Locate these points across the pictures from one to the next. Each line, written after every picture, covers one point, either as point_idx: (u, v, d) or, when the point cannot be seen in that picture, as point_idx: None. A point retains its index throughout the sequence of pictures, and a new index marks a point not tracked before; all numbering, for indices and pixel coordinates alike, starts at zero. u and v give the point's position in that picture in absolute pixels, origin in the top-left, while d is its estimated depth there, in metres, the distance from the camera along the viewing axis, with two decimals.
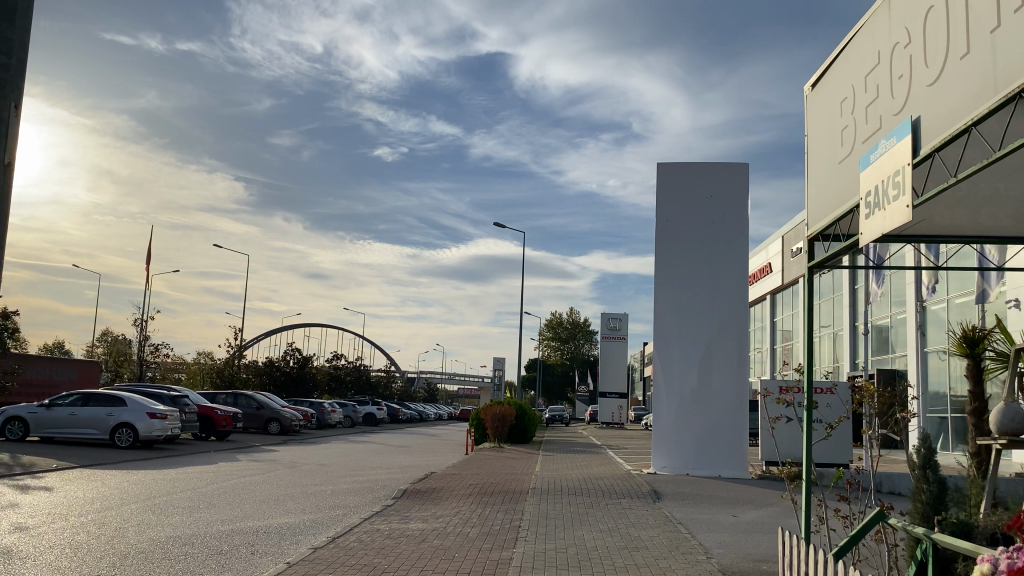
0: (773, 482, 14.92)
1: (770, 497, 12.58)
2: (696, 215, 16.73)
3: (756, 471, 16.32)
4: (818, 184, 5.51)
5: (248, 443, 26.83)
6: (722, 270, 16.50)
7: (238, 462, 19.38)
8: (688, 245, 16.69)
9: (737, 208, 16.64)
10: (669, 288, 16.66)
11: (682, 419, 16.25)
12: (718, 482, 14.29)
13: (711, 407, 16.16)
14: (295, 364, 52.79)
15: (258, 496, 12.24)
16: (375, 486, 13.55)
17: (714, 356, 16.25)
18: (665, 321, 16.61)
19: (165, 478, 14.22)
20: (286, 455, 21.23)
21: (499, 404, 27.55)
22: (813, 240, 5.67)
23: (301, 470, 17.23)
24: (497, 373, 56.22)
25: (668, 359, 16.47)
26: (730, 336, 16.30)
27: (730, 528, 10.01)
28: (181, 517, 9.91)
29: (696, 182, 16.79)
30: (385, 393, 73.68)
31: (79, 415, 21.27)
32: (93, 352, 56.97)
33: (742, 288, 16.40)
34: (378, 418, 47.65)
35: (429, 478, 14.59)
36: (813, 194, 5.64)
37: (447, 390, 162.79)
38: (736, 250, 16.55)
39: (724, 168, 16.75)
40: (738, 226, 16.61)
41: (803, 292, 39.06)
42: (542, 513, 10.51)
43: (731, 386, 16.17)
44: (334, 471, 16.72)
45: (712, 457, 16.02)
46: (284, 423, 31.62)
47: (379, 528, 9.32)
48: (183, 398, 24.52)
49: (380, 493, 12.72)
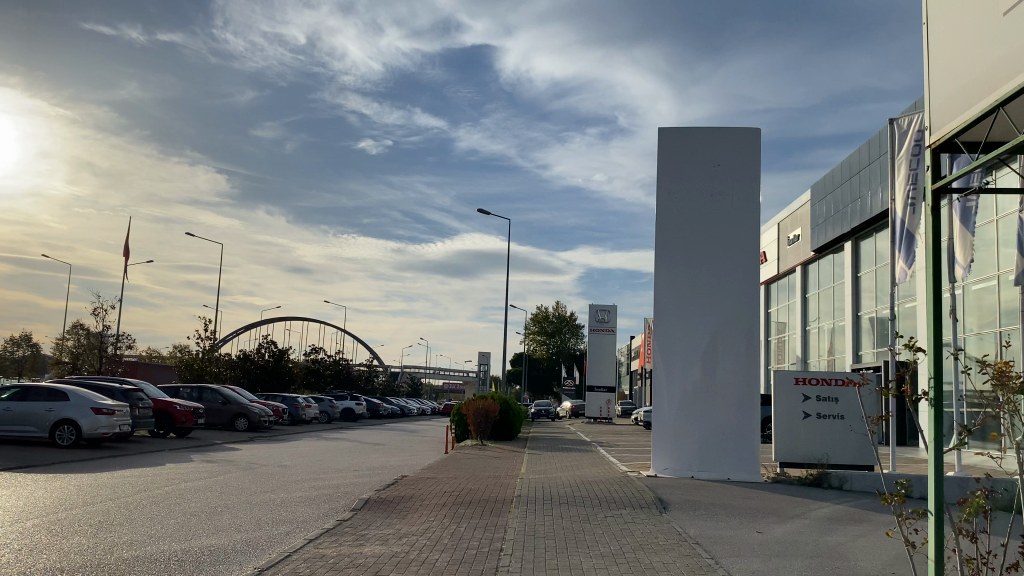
0: (788, 488, 13.16)
1: (794, 506, 10.89)
2: (701, 186, 14.89)
3: (768, 473, 14.50)
4: (979, 50, 4.90)
5: (210, 441, 24.84)
6: (730, 248, 14.71)
7: (190, 462, 17.42)
8: (693, 220, 14.87)
9: (747, 177, 14.83)
10: (672, 268, 14.86)
11: (686, 415, 14.47)
12: (731, 488, 12.53)
13: (717, 402, 14.37)
14: (271, 357, 50.90)
15: (193, 508, 10.33)
16: (333, 495, 11.61)
17: (721, 344, 14.48)
18: (665, 304, 14.80)
19: (92, 485, 12.23)
20: (246, 456, 19.24)
21: (482, 398, 25.71)
22: (948, 144, 5.20)
23: (258, 473, 15.34)
24: (482, 368, 54.40)
25: (669, 348, 14.67)
26: (740, 322, 14.52)
27: (757, 549, 8.21)
28: (83, 539, 8.01)
29: (703, 148, 14.97)
30: (367, 388, 71.70)
31: (15, 411, 19.28)
32: (61, 344, 54.74)
33: (752, 269, 14.64)
34: (357, 413, 45.75)
35: (399, 483, 12.69)
36: (938, 95, 5.37)
37: (432, 384, 160.76)
38: (747, 225, 14.75)
39: (732, 134, 14.94)
40: (748, 199, 14.79)
41: (800, 282, 37.45)
42: (529, 531, 8.67)
43: (740, 380, 14.36)
44: (294, 475, 14.78)
45: (720, 458, 14.22)
46: (252, 419, 29.66)
47: (324, 554, 7.42)
48: (138, 392, 22.44)
49: (339, 502, 10.88)
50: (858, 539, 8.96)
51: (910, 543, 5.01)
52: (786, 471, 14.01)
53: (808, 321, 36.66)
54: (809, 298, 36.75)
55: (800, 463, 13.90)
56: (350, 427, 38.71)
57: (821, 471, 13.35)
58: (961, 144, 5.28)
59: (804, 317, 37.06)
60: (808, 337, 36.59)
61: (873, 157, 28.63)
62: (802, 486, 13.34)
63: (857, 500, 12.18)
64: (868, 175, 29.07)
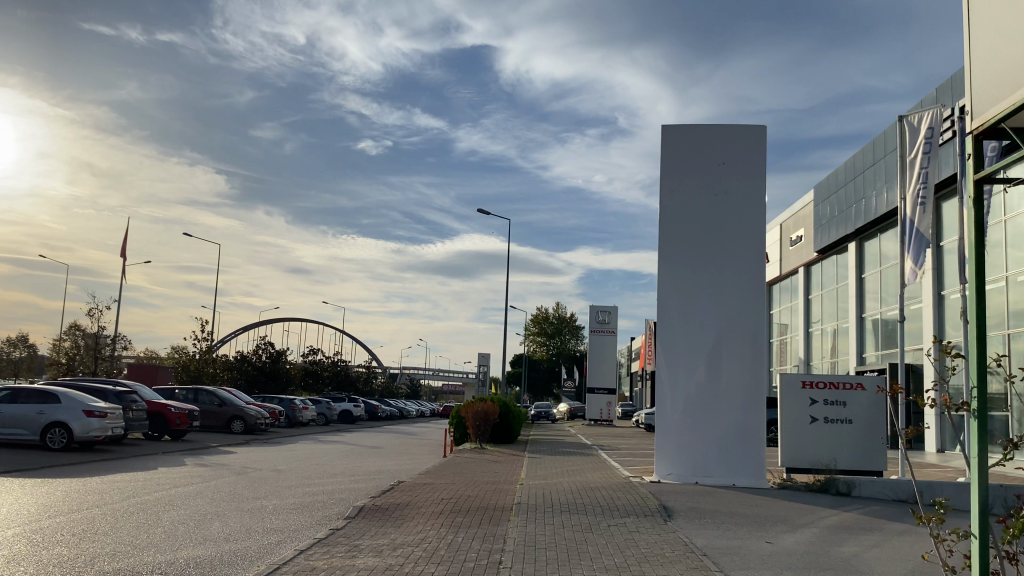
0: (795, 495, 12.81)
1: (803, 514, 10.54)
2: (705, 184, 14.55)
3: (773, 479, 14.15)
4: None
5: (205, 443, 24.48)
6: (734, 247, 14.38)
7: (183, 466, 17.06)
8: (697, 218, 14.53)
9: (753, 175, 14.50)
10: (675, 268, 14.52)
11: (689, 419, 14.13)
12: (736, 494, 12.18)
13: (721, 406, 14.04)
14: (269, 358, 50.55)
15: (182, 515, 9.97)
16: (327, 501, 11.26)
17: (725, 347, 14.15)
18: (668, 305, 14.47)
19: (79, 491, 11.87)
20: (240, 459, 18.88)
21: (481, 401, 25.34)
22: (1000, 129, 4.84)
23: (252, 477, 14.99)
24: (482, 369, 54.07)
25: (672, 350, 14.33)
26: (744, 324, 14.19)
27: (768, 562, 7.87)
28: (63, 549, 7.66)
29: (707, 146, 14.62)
30: (365, 389, 71.31)
31: (6, 413, 18.92)
32: (58, 345, 54.35)
33: (757, 269, 14.31)
34: (356, 415, 45.41)
35: (396, 489, 12.33)
36: (980, 78, 5.04)
37: (431, 385, 160.41)
38: (752, 224, 14.42)
39: (738, 131, 14.60)
40: (753, 197, 14.46)
41: (802, 283, 37.09)
42: (529, 542, 8.33)
43: (745, 383, 14.03)
44: (289, 480, 14.42)
45: (724, 463, 13.89)
46: (249, 421, 29.31)
47: (315, 566, 7.07)
48: (131, 394, 22.10)
49: (333, 509, 10.53)
50: (872, 550, 8.61)
51: (950, 565, 4.61)
52: (792, 477, 13.66)
53: (811, 322, 36.32)
54: (811, 299, 36.40)
55: (807, 468, 13.58)
56: (348, 429, 38.34)
57: (828, 477, 13.03)
58: (1008, 129, 4.93)
59: (807, 318, 36.70)
60: (811, 338, 36.24)
61: (878, 157, 28.24)
62: (810, 492, 12.98)
63: (867, 508, 11.82)
64: (872, 175, 28.68)
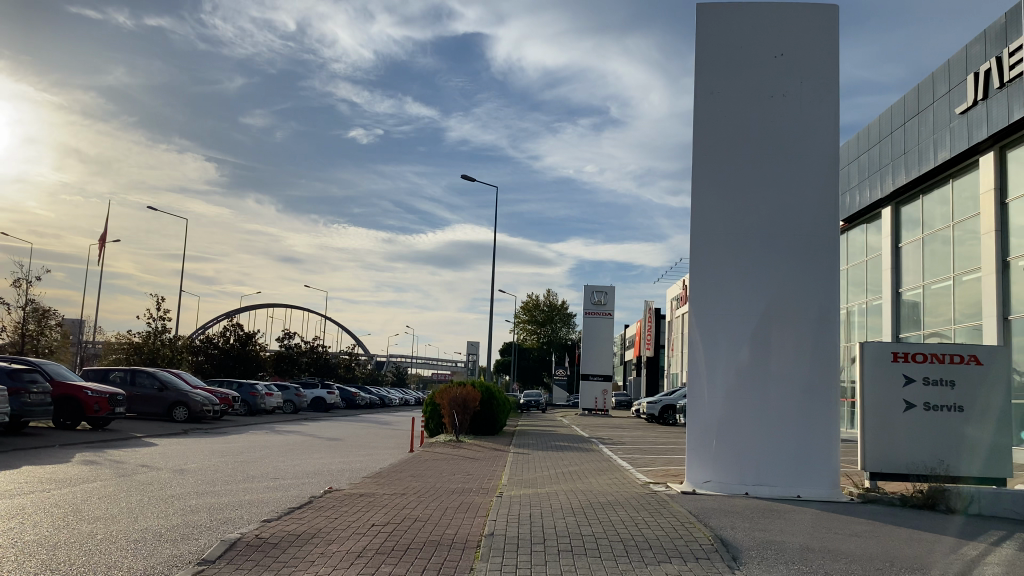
0: (893, 513, 8.90)
1: (948, 554, 6.58)
2: (756, 84, 10.62)
3: (851, 489, 10.23)
4: None
5: (130, 433, 20.43)
6: (798, 172, 10.46)
7: (64, 463, 13.10)
8: (745, 130, 10.61)
9: (825, 73, 10.57)
10: (713, 201, 10.60)
11: (734, 406, 10.22)
12: (821, 514, 8.23)
13: (778, 390, 10.13)
14: (236, 341, 46.53)
15: None
16: (194, 529, 7.24)
17: (782, 304, 10.24)
18: (704, 246, 10.57)
19: None
20: (148, 454, 14.90)
21: (459, 386, 21.44)
22: None
23: (134, 482, 10.94)
24: (470, 358, 50.24)
25: (709, 313, 10.41)
26: (811, 277, 10.28)
27: None
28: None
29: (758, 30, 10.67)
30: (346, 377, 67.63)
31: None
32: None
33: (828, 203, 10.44)
34: (328, 403, 41.43)
35: (321, 506, 8.33)
36: None
37: (418, 374, 157.38)
38: (822, 141, 10.50)
39: (803, 11, 10.63)
40: (822, 104, 10.54)
41: None
42: None
43: (810, 360, 10.13)
44: (181, 486, 10.44)
45: (782, 468, 10.01)
46: (192, 408, 25.26)
47: None
48: (29, 373, 18.08)
49: (192, 546, 6.50)
50: None
51: None
52: (880, 488, 9.76)
53: None
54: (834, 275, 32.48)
55: (904, 475, 9.71)
56: (316, 419, 34.39)
57: (934, 487, 9.16)
58: None
59: None
60: None
61: (922, 107, 23.96)
62: (910, 510, 9.10)
63: (1013, 536, 7.92)
64: (915, 126, 24.43)
